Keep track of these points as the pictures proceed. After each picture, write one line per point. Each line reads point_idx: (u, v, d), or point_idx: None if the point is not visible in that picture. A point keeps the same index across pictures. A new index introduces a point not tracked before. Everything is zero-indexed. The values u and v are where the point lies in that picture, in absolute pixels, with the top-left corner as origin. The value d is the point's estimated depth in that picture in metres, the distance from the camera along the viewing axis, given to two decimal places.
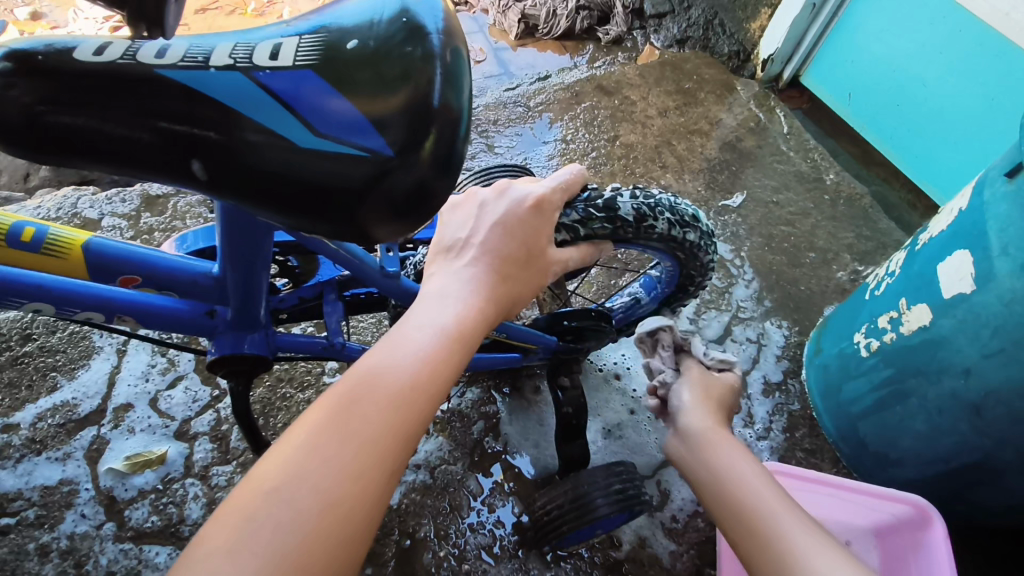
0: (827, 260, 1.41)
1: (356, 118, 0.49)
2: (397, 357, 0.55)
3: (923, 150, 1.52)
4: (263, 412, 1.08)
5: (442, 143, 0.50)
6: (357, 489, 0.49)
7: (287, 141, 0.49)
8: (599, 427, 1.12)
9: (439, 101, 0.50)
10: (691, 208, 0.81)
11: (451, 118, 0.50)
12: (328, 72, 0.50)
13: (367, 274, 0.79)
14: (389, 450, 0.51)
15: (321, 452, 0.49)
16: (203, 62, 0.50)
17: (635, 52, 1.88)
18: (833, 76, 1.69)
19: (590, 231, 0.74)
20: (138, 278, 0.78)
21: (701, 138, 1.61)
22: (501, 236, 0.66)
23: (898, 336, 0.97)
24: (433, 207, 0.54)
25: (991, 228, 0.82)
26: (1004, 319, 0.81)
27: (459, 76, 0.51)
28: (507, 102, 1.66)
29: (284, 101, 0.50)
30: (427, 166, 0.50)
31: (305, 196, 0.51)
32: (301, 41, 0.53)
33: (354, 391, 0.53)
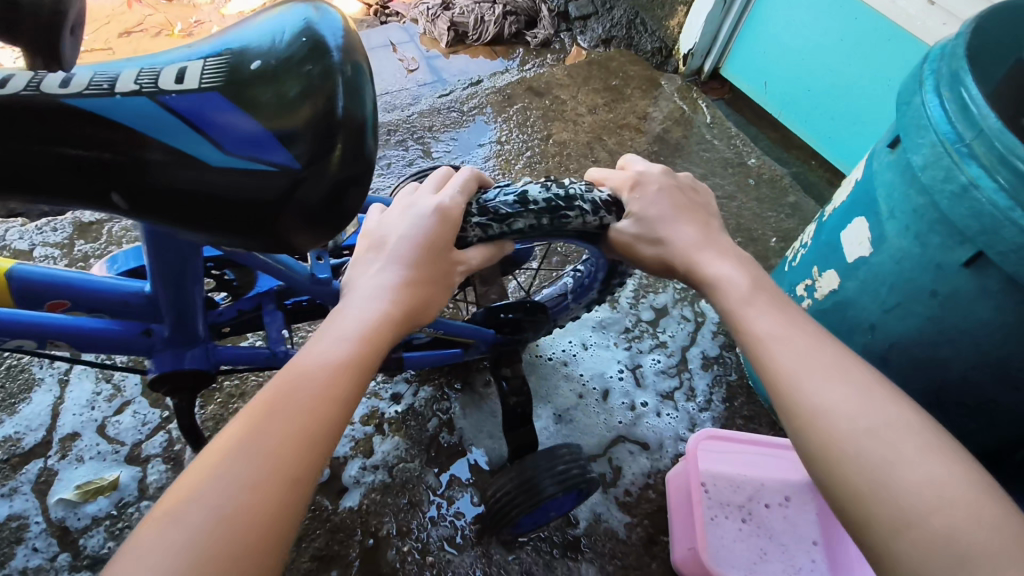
0: (753, 238, 1.50)
1: (259, 138, 0.52)
2: (306, 369, 0.56)
3: (834, 133, 1.63)
4: (216, 429, 1.08)
5: (349, 152, 0.53)
6: (260, 498, 0.48)
7: (194, 160, 0.52)
8: (549, 412, 1.16)
9: (342, 110, 0.52)
10: (604, 192, 0.82)
11: (355, 127, 0.53)
12: (231, 94, 0.53)
13: (299, 282, 0.81)
14: (295, 458, 0.51)
15: (223, 466, 0.49)
16: (109, 89, 0.51)
17: (563, 54, 1.95)
18: (748, 67, 1.79)
19: (502, 228, 0.77)
20: (66, 301, 0.77)
21: (630, 132, 1.68)
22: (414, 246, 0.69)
23: (814, 301, 1.06)
24: (349, 209, 0.57)
25: (881, 195, 0.90)
26: (895, 277, 0.89)
27: (360, 89, 0.54)
28: (441, 109, 1.69)
29: (191, 121, 0.52)
30: (337, 170, 0.53)
31: (221, 213, 0.54)
32: (205, 65, 0.55)
33: (259, 405, 0.53)
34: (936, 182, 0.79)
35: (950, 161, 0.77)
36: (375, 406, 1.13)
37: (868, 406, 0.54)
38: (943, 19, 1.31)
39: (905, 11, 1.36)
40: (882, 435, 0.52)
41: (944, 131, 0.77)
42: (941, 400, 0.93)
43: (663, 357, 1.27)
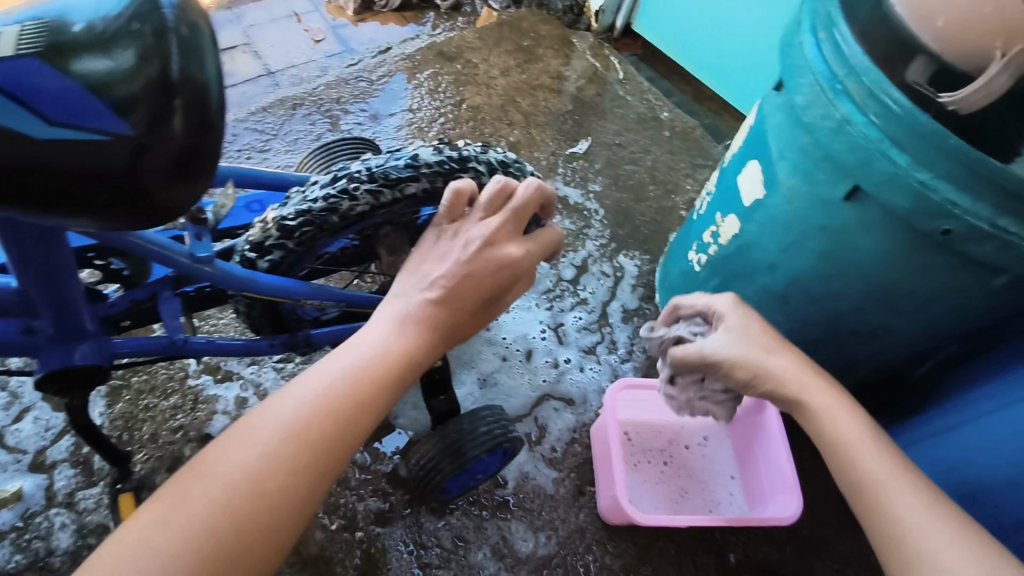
0: (668, 191, 1.53)
1: (92, 105, 0.48)
2: (342, 367, 0.56)
3: (745, 80, 1.66)
4: (126, 427, 1.04)
5: (192, 113, 0.51)
6: (269, 490, 0.50)
7: (17, 135, 0.47)
8: (474, 378, 1.16)
9: (179, 72, 0.49)
10: (501, 152, 0.82)
11: (198, 89, 0.50)
12: (56, 63, 0.47)
13: (179, 267, 0.69)
14: (315, 457, 0.52)
15: (248, 448, 0.51)
16: None
17: (473, 17, 1.93)
18: (659, 22, 1.80)
19: (393, 197, 0.76)
20: None
21: (544, 93, 1.67)
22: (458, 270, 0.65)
23: (719, 247, 1.08)
24: (207, 171, 0.55)
25: (771, 137, 0.91)
26: (788, 217, 0.91)
27: (200, 50, 0.51)
28: (349, 79, 1.61)
29: (10, 92, 0.46)
30: (183, 136, 0.51)
31: (63, 189, 0.50)
32: (21, 29, 0.48)
33: (256, 424, 0.53)
34: (816, 121, 0.79)
35: (826, 100, 0.77)
36: None
37: (895, 471, 0.66)
38: None
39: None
40: (906, 492, 0.64)
41: (821, 71, 0.78)
42: (836, 331, 0.97)
43: (585, 314, 1.28)
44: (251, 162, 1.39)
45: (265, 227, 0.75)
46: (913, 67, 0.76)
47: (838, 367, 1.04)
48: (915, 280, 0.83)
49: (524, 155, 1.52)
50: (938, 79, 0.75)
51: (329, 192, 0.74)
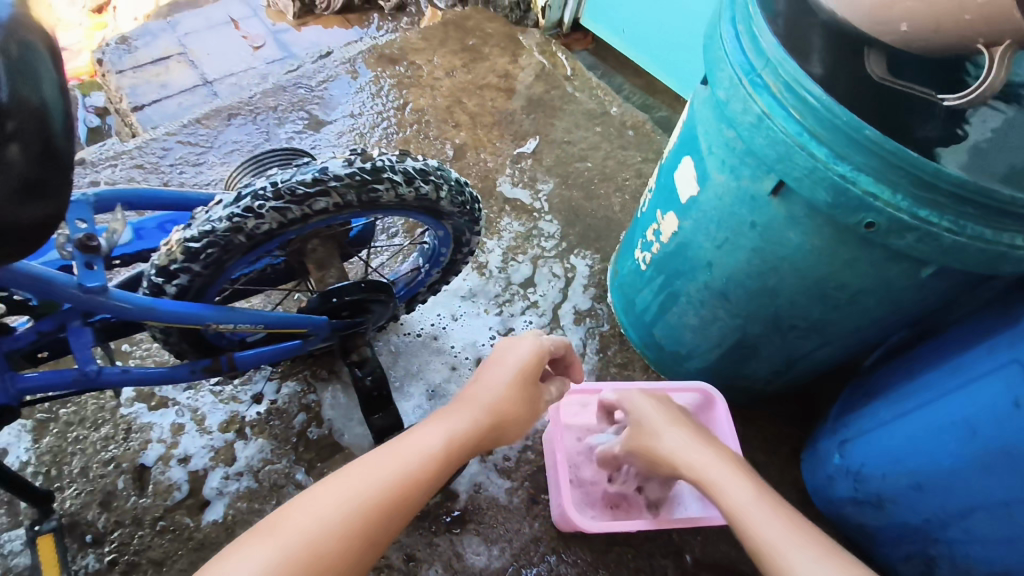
0: (619, 187, 1.52)
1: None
2: (399, 453, 0.74)
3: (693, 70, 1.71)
4: (54, 462, 0.99)
5: (29, 142, 0.47)
6: (335, 537, 0.64)
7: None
8: (422, 390, 1.14)
9: (15, 97, 0.46)
10: (420, 161, 0.82)
11: (34, 112, 0.47)
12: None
13: (71, 299, 0.67)
14: (362, 524, 0.66)
15: (323, 503, 0.67)
16: None
17: (418, 17, 1.90)
18: (607, 16, 1.85)
19: (304, 211, 0.74)
20: None
21: (491, 92, 1.64)
22: (513, 380, 0.85)
23: (661, 244, 1.07)
24: (58, 194, 0.52)
25: (700, 133, 0.91)
26: (720, 212, 0.90)
27: (34, 63, 0.48)
28: (287, 85, 1.55)
29: None
30: (23, 166, 0.48)
31: None
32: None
33: (341, 514, 0.66)
34: (737, 116, 0.79)
35: (746, 93, 0.77)
36: (234, 410, 1.07)
37: (752, 490, 0.79)
38: None
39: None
40: (759, 501, 0.78)
41: (739, 63, 0.78)
42: (777, 325, 0.97)
43: (536, 318, 1.27)
44: (184, 177, 1.34)
45: (169, 250, 0.73)
46: (870, 62, 0.74)
47: (785, 361, 1.04)
48: (847, 271, 0.82)
49: (471, 157, 1.50)
50: (897, 71, 0.74)
51: (231, 211, 0.71)
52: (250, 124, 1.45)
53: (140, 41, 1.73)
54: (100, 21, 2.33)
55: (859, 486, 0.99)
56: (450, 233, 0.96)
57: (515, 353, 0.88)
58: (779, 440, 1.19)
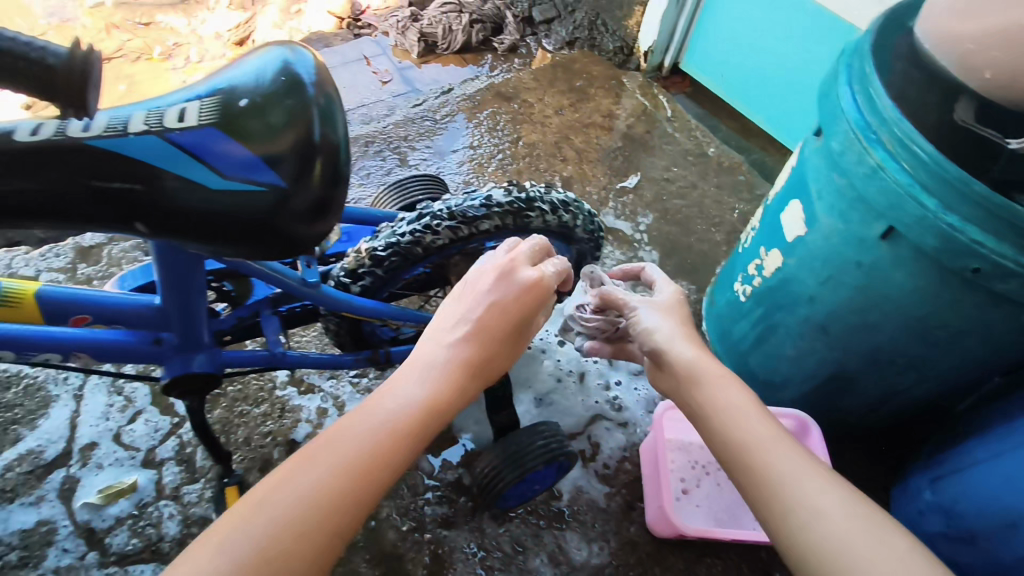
0: (714, 224, 1.62)
1: (257, 175, 0.60)
2: (393, 396, 0.59)
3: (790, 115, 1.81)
4: (223, 430, 1.16)
5: (327, 167, 0.62)
6: (329, 500, 0.52)
7: (202, 197, 0.60)
8: (530, 397, 1.27)
9: (321, 135, 0.61)
10: (562, 193, 0.95)
11: (332, 148, 0.62)
12: (228, 135, 0.59)
13: (288, 287, 0.82)
14: (358, 484, 0.53)
15: (316, 461, 0.54)
16: (123, 130, 0.58)
17: (529, 58, 2.08)
18: (706, 60, 1.98)
19: (471, 229, 0.88)
20: (89, 317, 0.85)
21: (595, 130, 1.78)
22: (517, 298, 0.65)
23: (763, 279, 1.16)
24: (333, 213, 0.66)
25: (810, 178, 1.00)
26: (826, 252, 0.99)
27: (331, 109, 0.63)
28: (415, 118, 1.74)
29: (193, 153, 0.58)
30: (321, 184, 0.62)
31: (222, 229, 0.61)
32: (203, 102, 0.60)
33: (323, 469, 0.53)
34: (850, 167, 0.88)
35: (860, 147, 0.86)
36: None
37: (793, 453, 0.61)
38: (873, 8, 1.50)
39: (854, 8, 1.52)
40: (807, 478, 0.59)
41: (855, 120, 0.87)
42: (875, 360, 1.03)
43: None
44: None
45: (358, 256, 0.89)
46: (958, 107, 0.80)
47: (879, 396, 1.10)
48: (949, 313, 0.89)
49: (577, 190, 1.63)
50: (985, 121, 0.79)
51: (414, 227, 0.87)
52: (383, 151, 1.64)
53: None
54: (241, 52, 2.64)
55: (951, 522, 1.03)
56: (575, 260, 1.08)
57: (516, 285, 0.66)
58: (867, 474, 1.24)
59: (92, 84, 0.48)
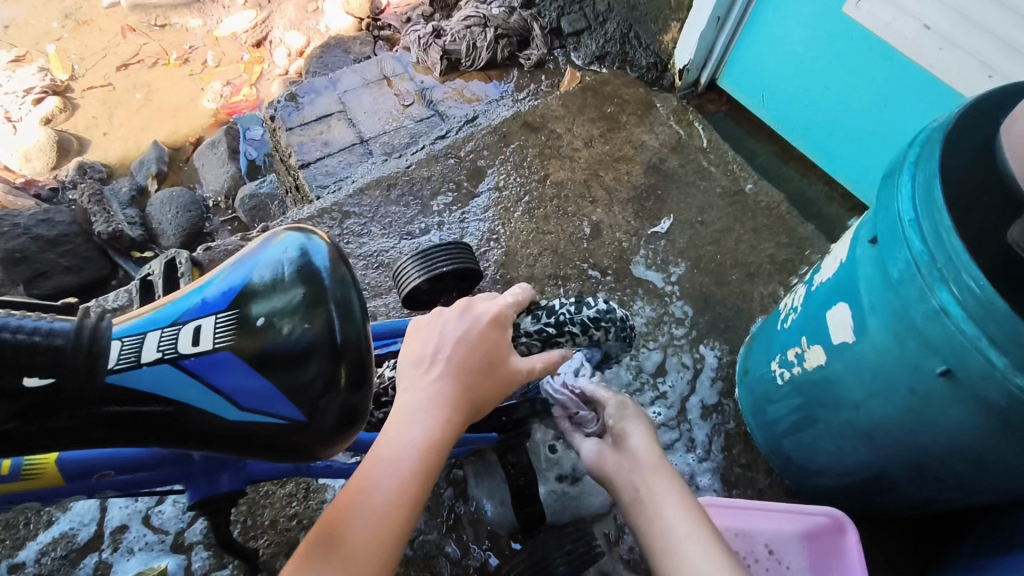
0: (750, 274, 1.54)
1: (275, 393, 0.59)
2: (389, 461, 0.74)
3: (837, 145, 1.71)
4: (249, 512, 1.16)
5: (354, 370, 0.59)
6: (366, 547, 0.69)
7: (221, 418, 0.60)
8: (556, 475, 1.23)
9: (341, 339, 0.58)
10: (594, 307, 0.94)
11: (356, 349, 0.59)
12: (241, 355, 0.59)
13: None
14: (384, 533, 0.70)
15: (346, 526, 0.69)
16: (136, 360, 0.58)
17: (557, 77, 1.97)
18: (746, 80, 1.85)
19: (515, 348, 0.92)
20: (112, 471, 0.81)
21: (626, 165, 1.69)
22: (471, 345, 0.84)
23: (803, 370, 1.10)
24: (367, 407, 0.63)
25: (863, 286, 0.93)
26: (877, 367, 0.92)
27: (350, 303, 0.60)
28: (438, 155, 1.67)
29: (209, 380, 0.59)
30: (346, 390, 0.59)
31: (250, 442, 0.61)
32: (217, 320, 0.60)
33: (358, 527, 0.69)
34: (913, 300, 0.81)
35: (923, 282, 0.79)
36: None
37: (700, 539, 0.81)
38: (938, 44, 1.37)
39: (912, 45, 1.41)
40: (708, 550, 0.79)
41: (917, 249, 0.79)
42: (923, 474, 0.97)
43: (664, 410, 1.35)
44: (350, 248, 1.50)
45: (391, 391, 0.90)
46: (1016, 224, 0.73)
47: (923, 501, 1.05)
48: (1009, 455, 0.81)
49: (607, 236, 1.56)
50: None
51: None
52: (405, 195, 1.58)
53: (306, 98, 1.91)
54: (260, 57, 2.57)
55: None
56: (604, 356, 1.02)
57: (471, 331, 0.85)
58: (905, 562, 1.20)
59: (101, 351, 0.58)
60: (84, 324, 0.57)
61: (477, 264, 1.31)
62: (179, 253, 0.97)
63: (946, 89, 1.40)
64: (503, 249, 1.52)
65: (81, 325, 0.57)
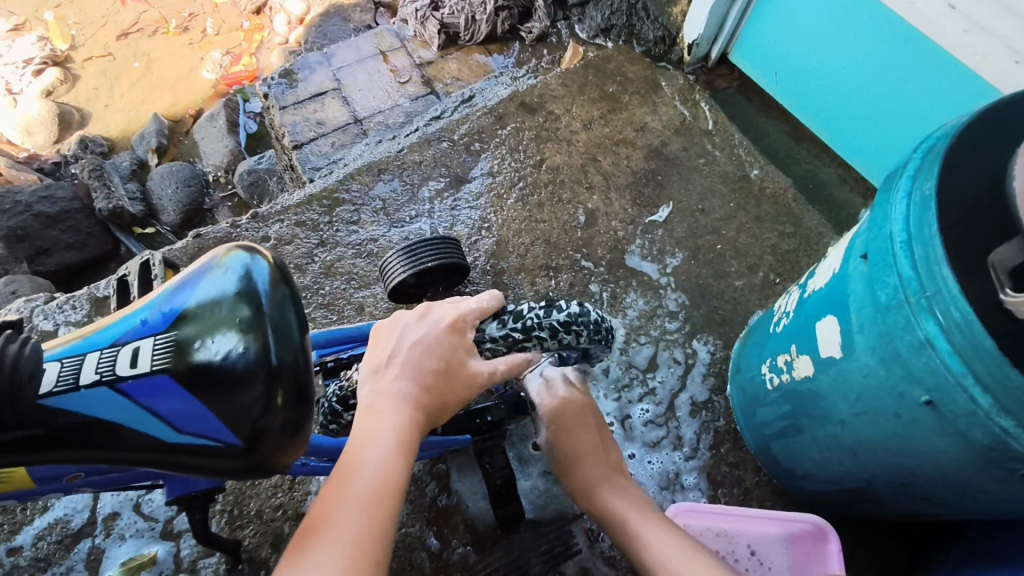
0: (750, 266, 1.49)
1: (210, 414, 0.61)
2: (371, 452, 0.76)
3: (850, 128, 1.63)
4: (236, 502, 1.19)
5: (291, 394, 0.62)
6: (363, 531, 0.69)
7: (159, 438, 0.63)
8: (539, 471, 1.24)
9: (277, 360, 0.61)
10: (564, 310, 0.90)
11: (293, 372, 0.62)
12: (178, 377, 0.61)
13: None
14: (378, 517, 0.71)
15: (340, 514, 0.70)
16: (74, 383, 0.61)
17: (559, 52, 1.89)
18: (758, 56, 1.76)
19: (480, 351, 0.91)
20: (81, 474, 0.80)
21: (626, 148, 1.63)
22: (432, 344, 0.85)
23: (791, 378, 1.07)
24: (308, 425, 0.65)
25: (852, 303, 0.89)
26: (863, 387, 0.89)
27: (287, 323, 0.63)
28: (432, 138, 1.62)
29: (147, 403, 0.62)
30: (284, 410, 0.61)
31: (188, 462, 0.64)
32: (154, 342, 0.63)
33: (354, 512, 0.70)
34: (898, 328, 0.79)
35: (910, 310, 0.76)
36: None
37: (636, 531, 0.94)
38: (964, 25, 1.25)
39: (938, 25, 1.29)
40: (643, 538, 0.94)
41: (907, 275, 0.76)
42: (907, 491, 0.94)
43: (652, 406, 1.33)
44: (339, 235, 1.48)
45: None
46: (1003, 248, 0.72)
47: (909, 513, 1.02)
48: (993, 483, 0.78)
49: (603, 224, 1.52)
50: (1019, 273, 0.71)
51: None
52: (397, 180, 1.56)
53: (301, 75, 1.87)
54: (260, 26, 2.52)
55: None
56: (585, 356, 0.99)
57: (430, 333, 0.86)
58: (891, 568, 1.18)
59: (28, 375, 0.60)
60: (8, 354, 0.59)
61: (464, 258, 1.29)
62: (154, 253, 0.96)
63: (969, 74, 1.29)
64: (495, 239, 1.49)
65: (4, 354, 0.59)
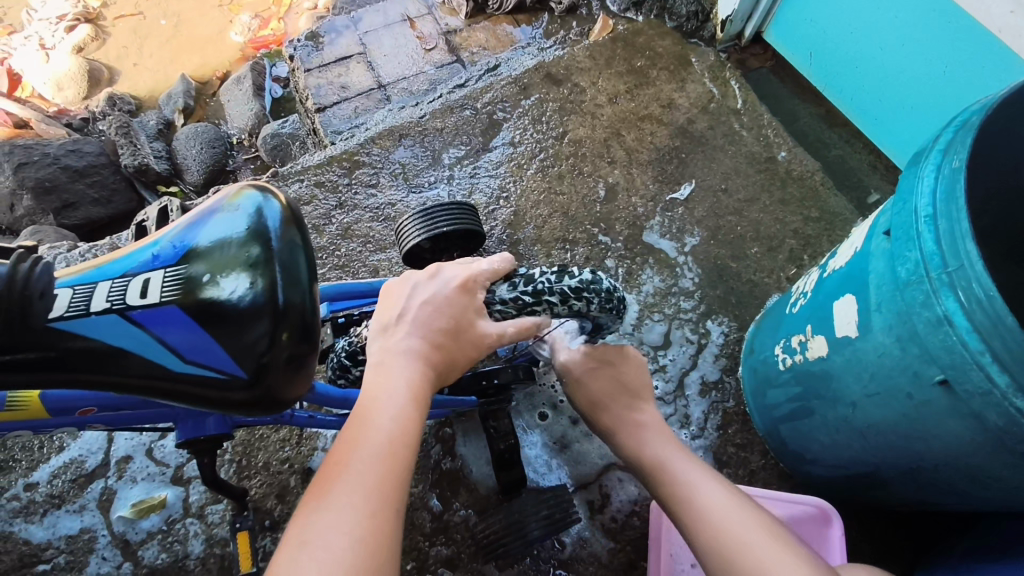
0: (771, 248, 1.46)
1: (216, 348, 0.62)
2: (385, 402, 0.77)
3: (884, 111, 1.58)
4: (246, 453, 1.21)
5: (297, 333, 0.62)
6: (382, 475, 0.71)
7: (164, 369, 0.63)
8: (544, 441, 1.24)
9: (284, 300, 0.61)
10: (576, 276, 0.84)
11: (299, 312, 0.61)
12: (187, 309, 0.62)
13: None
14: (395, 462, 0.73)
15: (358, 459, 0.72)
16: (85, 309, 0.62)
17: (588, 24, 1.86)
18: (794, 35, 1.71)
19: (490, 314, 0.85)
20: (94, 408, 0.82)
21: (651, 124, 1.61)
22: (444, 300, 0.84)
23: (805, 359, 1.05)
24: (311, 366, 0.65)
25: (871, 281, 0.86)
26: (877, 368, 0.87)
27: (296, 265, 0.62)
28: (454, 105, 1.61)
29: (154, 333, 0.62)
30: (289, 347, 0.61)
31: (191, 397, 0.64)
32: (164, 274, 0.63)
33: (371, 458, 0.72)
34: (915, 305, 0.76)
35: (930, 286, 0.73)
36: None
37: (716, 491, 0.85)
38: (1011, 6, 1.18)
39: (982, 5, 1.22)
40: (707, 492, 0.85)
41: (930, 250, 0.73)
42: (916, 478, 0.92)
43: (661, 383, 1.32)
44: (357, 198, 1.48)
45: None
46: None
47: (918, 502, 1.00)
48: (1005, 470, 0.76)
49: (622, 200, 1.50)
50: None
51: None
52: (417, 146, 1.55)
53: (327, 38, 1.86)
54: None
55: None
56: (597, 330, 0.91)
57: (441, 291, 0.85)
58: (895, 558, 1.16)
59: (38, 292, 0.61)
60: (15, 273, 0.59)
61: (480, 225, 1.29)
62: (172, 200, 0.96)
63: (1011, 58, 1.23)
64: (513, 209, 1.48)
65: (14, 272, 0.60)
